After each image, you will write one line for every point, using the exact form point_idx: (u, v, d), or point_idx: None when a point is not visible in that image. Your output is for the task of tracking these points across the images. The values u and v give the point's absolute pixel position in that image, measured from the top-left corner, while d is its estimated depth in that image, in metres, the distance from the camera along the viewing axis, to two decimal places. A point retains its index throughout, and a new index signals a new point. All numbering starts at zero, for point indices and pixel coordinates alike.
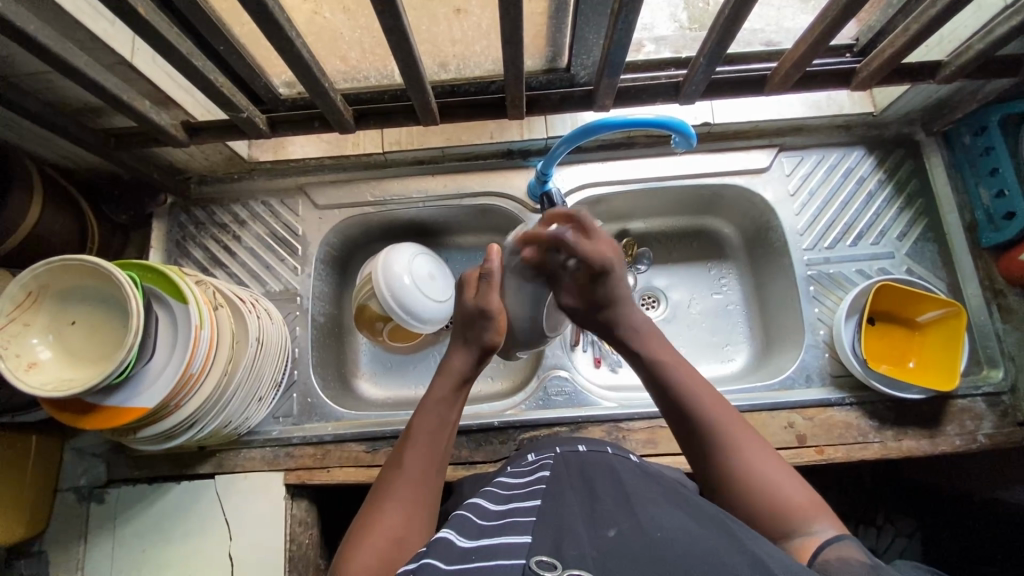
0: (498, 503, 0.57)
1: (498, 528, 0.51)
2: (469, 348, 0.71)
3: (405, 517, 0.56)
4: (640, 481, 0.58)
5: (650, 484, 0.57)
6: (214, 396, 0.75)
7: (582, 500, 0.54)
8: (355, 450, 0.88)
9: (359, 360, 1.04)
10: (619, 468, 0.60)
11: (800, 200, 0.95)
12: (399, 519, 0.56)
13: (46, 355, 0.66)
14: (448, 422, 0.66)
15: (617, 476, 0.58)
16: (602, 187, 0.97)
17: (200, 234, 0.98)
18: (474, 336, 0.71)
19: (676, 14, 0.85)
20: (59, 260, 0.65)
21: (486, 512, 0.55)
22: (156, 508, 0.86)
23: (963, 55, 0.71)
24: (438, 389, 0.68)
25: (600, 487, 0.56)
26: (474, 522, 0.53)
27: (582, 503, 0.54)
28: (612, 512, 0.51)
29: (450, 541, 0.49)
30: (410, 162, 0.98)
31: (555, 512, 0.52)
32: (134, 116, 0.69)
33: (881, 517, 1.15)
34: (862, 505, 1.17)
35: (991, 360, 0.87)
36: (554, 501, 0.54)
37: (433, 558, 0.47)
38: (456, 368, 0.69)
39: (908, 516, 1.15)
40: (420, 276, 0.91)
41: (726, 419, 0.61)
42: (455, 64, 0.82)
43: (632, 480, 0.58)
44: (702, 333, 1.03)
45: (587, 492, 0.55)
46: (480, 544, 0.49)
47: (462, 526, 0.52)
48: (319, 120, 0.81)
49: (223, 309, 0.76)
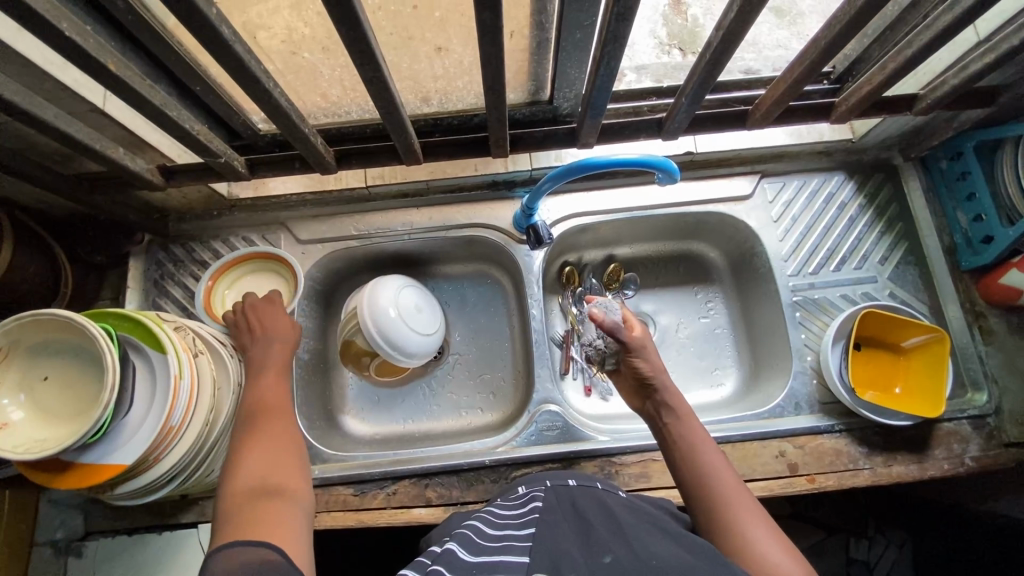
0: (497, 525, 0.58)
1: (501, 542, 0.53)
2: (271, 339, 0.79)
3: (274, 455, 0.63)
4: (631, 515, 0.58)
5: (642, 518, 0.58)
6: (197, 447, 0.73)
7: (576, 530, 0.54)
8: (343, 493, 0.85)
9: (345, 396, 1.02)
10: (610, 503, 0.60)
11: (783, 225, 0.96)
12: (266, 456, 0.63)
13: (18, 416, 0.64)
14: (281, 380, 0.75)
15: (607, 512, 0.58)
16: (588, 216, 0.97)
17: (179, 272, 0.96)
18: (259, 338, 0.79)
19: (656, 31, 0.92)
20: (29, 316, 0.62)
21: (485, 534, 0.56)
22: (137, 561, 0.83)
23: (937, 89, 0.72)
24: (262, 358, 0.77)
25: (594, 518, 0.56)
26: (474, 539, 0.55)
27: (576, 532, 0.54)
28: (606, 540, 0.51)
29: (454, 555, 0.51)
30: (394, 195, 0.97)
31: (550, 538, 0.52)
32: (106, 163, 0.67)
33: (873, 528, 1.18)
34: (853, 518, 1.19)
35: (975, 383, 0.88)
36: (547, 528, 0.54)
37: (443, 566, 0.49)
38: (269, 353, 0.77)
39: (897, 525, 1.17)
40: (410, 320, 0.90)
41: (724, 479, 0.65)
42: (437, 98, 0.82)
43: (624, 513, 0.58)
44: (691, 358, 1.03)
45: (582, 524, 0.55)
46: (483, 552, 0.51)
47: (464, 542, 0.54)
48: (300, 160, 0.79)
49: (204, 356, 0.75)
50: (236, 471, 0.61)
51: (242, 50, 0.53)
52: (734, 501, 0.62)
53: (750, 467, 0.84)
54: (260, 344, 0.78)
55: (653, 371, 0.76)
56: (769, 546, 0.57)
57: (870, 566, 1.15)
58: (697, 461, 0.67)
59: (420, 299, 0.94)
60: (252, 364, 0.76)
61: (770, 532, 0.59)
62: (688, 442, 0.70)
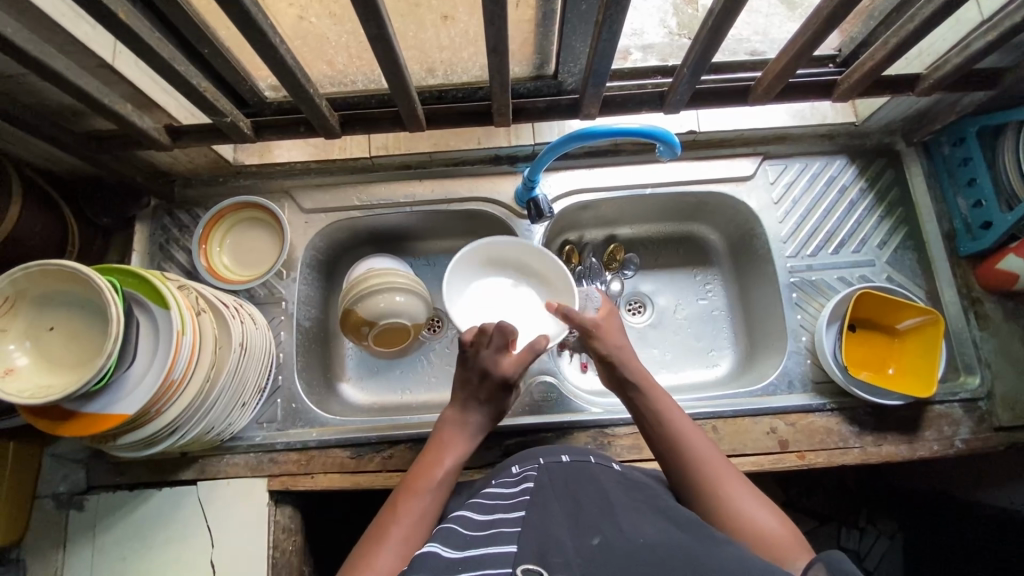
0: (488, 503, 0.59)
1: (490, 523, 0.55)
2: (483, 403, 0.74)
3: (402, 549, 0.59)
4: (624, 493, 0.59)
5: (635, 496, 0.59)
6: (196, 403, 0.74)
7: (566, 508, 0.56)
8: (339, 456, 0.87)
9: (344, 364, 1.04)
10: (604, 481, 0.61)
11: (783, 207, 0.96)
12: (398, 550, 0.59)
13: (23, 361, 0.65)
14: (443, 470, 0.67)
15: (599, 489, 0.60)
16: (589, 193, 0.97)
17: (184, 237, 0.97)
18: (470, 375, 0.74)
19: (666, 20, 0.91)
20: (37, 266, 0.64)
21: (471, 521, 0.56)
22: (137, 515, 0.85)
23: (940, 68, 0.73)
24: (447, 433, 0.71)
25: (585, 498, 0.57)
26: (458, 533, 0.54)
27: (567, 512, 0.55)
28: (595, 519, 0.53)
29: (436, 552, 0.50)
30: (398, 166, 0.98)
31: (540, 521, 0.53)
32: (114, 119, 0.68)
33: (864, 518, 1.20)
34: (845, 507, 1.21)
35: (968, 367, 0.88)
36: (538, 510, 0.55)
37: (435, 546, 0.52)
38: (458, 416, 0.73)
39: (888, 516, 1.19)
40: (413, 301, 0.98)
41: (702, 449, 0.65)
42: (442, 69, 0.83)
43: (617, 493, 0.59)
44: (688, 338, 1.04)
45: (573, 505, 0.56)
46: (471, 536, 0.53)
47: (447, 538, 0.53)
48: (305, 125, 0.79)
49: (206, 314, 0.76)
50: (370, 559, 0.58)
51: (249, 2, 0.54)
52: (720, 474, 0.62)
53: (741, 443, 0.84)
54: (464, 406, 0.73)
55: (613, 351, 0.74)
56: (757, 513, 0.59)
57: (862, 556, 1.16)
58: (676, 437, 0.66)
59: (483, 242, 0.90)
60: (437, 438, 0.71)
61: (754, 495, 0.61)
62: (656, 415, 0.70)
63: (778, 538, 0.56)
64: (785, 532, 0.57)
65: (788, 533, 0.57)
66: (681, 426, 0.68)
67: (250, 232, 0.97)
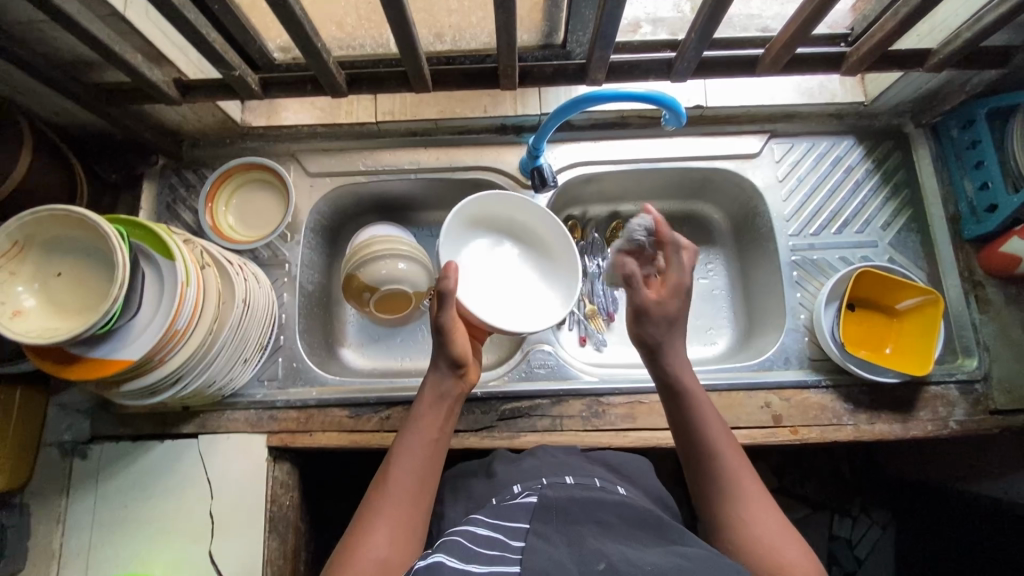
0: (488, 527, 0.58)
1: (494, 542, 0.56)
2: (437, 367, 0.75)
3: (389, 542, 0.61)
4: (630, 517, 0.60)
5: (640, 519, 0.60)
6: (199, 353, 0.76)
7: (568, 542, 0.55)
8: (338, 415, 0.88)
9: (345, 330, 1.05)
10: (608, 504, 0.60)
11: (788, 186, 0.96)
12: (383, 541, 0.61)
13: (31, 304, 0.66)
14: (427, 450, 0.69)
15: (604, 517, 0.58)
16: (593, 166, 0.97)
17: (191, 197, 0.97)
18: (440, 354, 0.75)
19: (680, 4, 0.89)
20: (46, 210, 0.65)
21: (478, 538, 0.57)
22: (138, 465, 0.86)
23: (951, 43, 0.72)
24: (422, 406, 0.73)
25: (591, 521, 0.58)
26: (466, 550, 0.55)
27: (571, 538, 0.56)
28: (599, 545, 0.54)
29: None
30: (403, 133, 0.98)
31: (544, 547, 0.54)
32: (125, 69, 0.69)
33: (858, 507, 1.21)
34: (839, 497, 1.22)
35: (966, 349, 0.88)
36: (542, 533, 0.56)
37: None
38: (436, 387, 0.74)
39: (883, 506, 1.20)
40: (415, 269, 0.99)
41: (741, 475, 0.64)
42: (451, 35, 0.84)
43: (621, 513, 0.60)
44: (687, 316, 1.04)
45: (576, 528, 0.57)
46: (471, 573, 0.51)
47: (454, 556, 0.54)
48: (312, 83, 0.80)
49: (211, 269, 0.77)
50: (356, 551, 0.60)
51: None
52: (755, 507, 0.62)
53: (735, 416, 0.85)
54: (432, 381, 0.75)
55: (659, 330, 0.72)
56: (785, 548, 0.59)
57: (852, 543, 1.17)
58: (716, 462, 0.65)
59: (485, 195, 0.88)
60: (414, 417, 0.72)
61: (784, 529, 0.60)
62: (696, 430, 0.68)
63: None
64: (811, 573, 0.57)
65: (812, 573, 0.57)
66: (721, 446, 0.66)
67: (256, 191, 0.97)
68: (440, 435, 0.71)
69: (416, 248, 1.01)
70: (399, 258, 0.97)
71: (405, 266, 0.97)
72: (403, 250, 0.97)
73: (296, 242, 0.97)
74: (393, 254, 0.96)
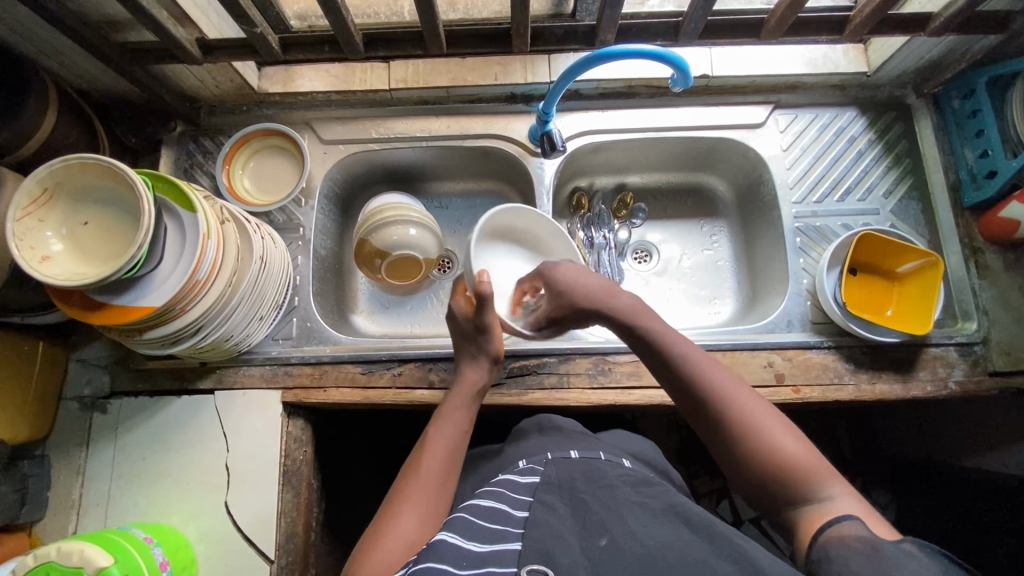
0: (492, 499, 0.61)
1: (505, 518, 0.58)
2: (478, 360, 0.78)
3: (419, 524, 0.64)
4: (634, 492, 0.62)
5: (646, 493, 0.62)
6: (216, 305, 0.78)
7: (572, 511, 0.58)
8: (351, 371, 0.90)
9: (357, 296, 1.08)
10: (611, 477, 0.64)
11: (792, 155, 0.98)
12: (414, 522, 0.63)
13: (58, 249, 0.69)
14: (459, 439, 0.73)
15: (607, 489, 0.62)
16: (601, 135, 0.99)
17: (208, 162, 0.99)
18: (478, 348, 0.78)
19: None
20: (75, 158, 0.67)
21: (485, 513, 0.59)
22: (156, 419, 0.89)
23: (951, 6, 0.75)
24: (455, 399, 0.76)
25: (597, 496, 0.60)
26: (475, 524, 0.57)
27: (575, 515, 0.58)
28: (605, 518, 0.56)
29: (457, 546, 0.53)
30: (415, 101, 1.01)
31: (548, 521, 0.56)
32: (152, 24, 0.72)
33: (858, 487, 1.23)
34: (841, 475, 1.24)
35: (965, 313, 0.90)
36: (546, 511, 0.58)
37: (435, 561, 0.51)
38: (472, 381, 0.77)
39: (884, 487, 1.22)
40: (425, 236, 1.01)
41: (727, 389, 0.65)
42: (464, 4, 0.88)
43: (625, 488, 0.62)
44: (692, 286, 1.06)
45: (581, 503, 0.59)
46: (476, 544, 0.54)
47: (458, 530, 0.56)
48: (330, 44, 0.83)
49: (230, 224, 0.79)
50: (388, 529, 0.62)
51: None
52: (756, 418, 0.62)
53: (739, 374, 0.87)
54: (466, 376, 0.78)
55: (593, 289, 0.74)
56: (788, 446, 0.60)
57: None
58: (693, 385, 0.66)
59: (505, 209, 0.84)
60: (442, 411, 0.75)
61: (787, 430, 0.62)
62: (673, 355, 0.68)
63: (810, 473, 0.58)
64: (817, 466, 0.59)
65: (821, 467, 0.59)
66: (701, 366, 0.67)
67: (274, 158, 1.00)
68: (469, 427, 0.76)
69: (426, 217, 1.02)
70: (411, 224, 0.98)
71: (416, 232, 0.99)
72: (412, 218, 0.99)
73: (310, 208, 0.99)
74: (404, 219, 0.98)
